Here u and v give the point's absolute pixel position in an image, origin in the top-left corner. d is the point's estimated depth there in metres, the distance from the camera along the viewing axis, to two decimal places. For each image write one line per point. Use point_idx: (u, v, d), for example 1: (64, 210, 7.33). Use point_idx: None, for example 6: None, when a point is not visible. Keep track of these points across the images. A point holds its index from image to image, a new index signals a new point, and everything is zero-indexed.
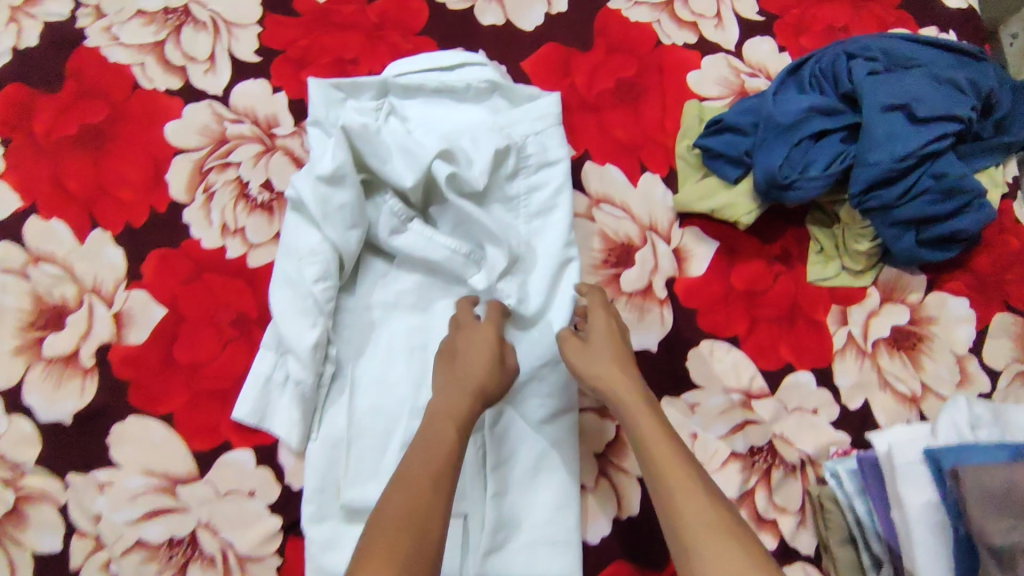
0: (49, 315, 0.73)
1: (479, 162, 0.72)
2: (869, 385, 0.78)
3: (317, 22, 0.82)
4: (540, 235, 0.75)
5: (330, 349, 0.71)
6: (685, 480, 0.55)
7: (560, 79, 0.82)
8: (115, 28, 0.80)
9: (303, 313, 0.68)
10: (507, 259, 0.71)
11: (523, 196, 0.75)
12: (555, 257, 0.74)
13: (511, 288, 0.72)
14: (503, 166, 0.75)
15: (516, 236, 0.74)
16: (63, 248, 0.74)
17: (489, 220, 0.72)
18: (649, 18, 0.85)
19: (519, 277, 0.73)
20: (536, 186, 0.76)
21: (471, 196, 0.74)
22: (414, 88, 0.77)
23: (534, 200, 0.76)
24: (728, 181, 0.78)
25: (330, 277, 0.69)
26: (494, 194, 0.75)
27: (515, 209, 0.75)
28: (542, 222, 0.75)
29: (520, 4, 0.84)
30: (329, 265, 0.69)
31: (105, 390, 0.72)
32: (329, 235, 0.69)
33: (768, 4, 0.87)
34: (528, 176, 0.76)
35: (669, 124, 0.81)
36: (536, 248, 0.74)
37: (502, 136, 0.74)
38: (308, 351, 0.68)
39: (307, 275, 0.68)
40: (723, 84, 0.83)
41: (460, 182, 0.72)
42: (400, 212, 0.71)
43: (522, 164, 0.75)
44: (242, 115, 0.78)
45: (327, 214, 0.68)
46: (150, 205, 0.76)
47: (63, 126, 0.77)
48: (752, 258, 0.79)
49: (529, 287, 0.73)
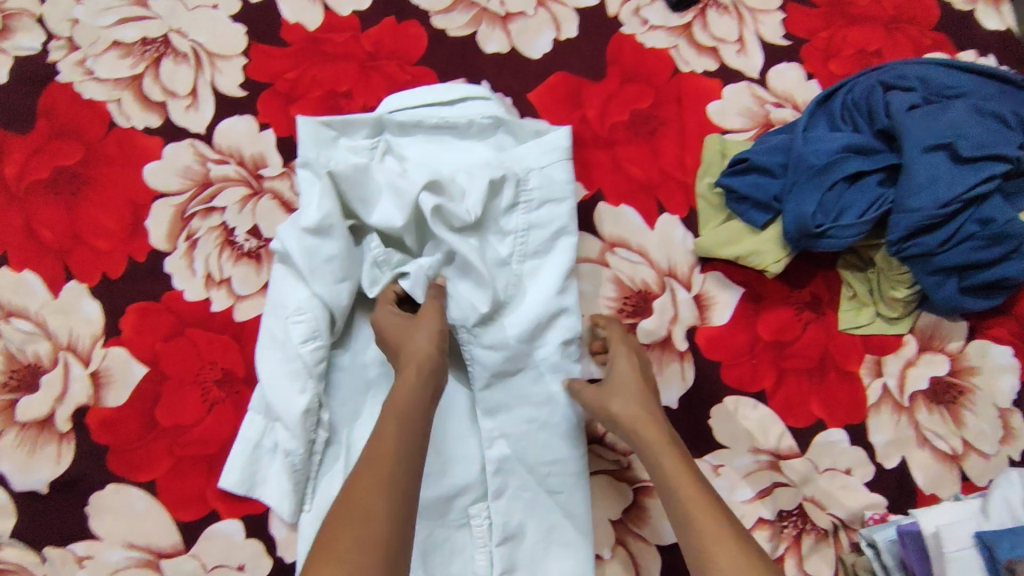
0: (20, 375, 0.67)
1: (474, 195, 0.66)
2: (906, 442, 0.72)
3: (307, 52, 0.76)
4: (530, 277, 0.68)
5: (322, 414, 0.64)
6: (718, 533, 0.50)
7: (571, 111, 0.77)
8: (89, 62, 0.74)
9: (291, 377, 0.63)
10: (488, 303, 0.64)
11: (521, 233, 0.68)
12: (548, 303, 0.66)
13: (488, 334, 0.65)
14: (500, 199, 0.68)
15: (500, 281, 0.66)
16: (36, 302, 0.69)
17: (470, 254, 0.64)
18: (667, 44, 0.79)
19: (500, 322, 0.66)
20: (538, 222, 0.68)
21: (461, 231, 0.66)
22: (412, 124, 0.71)
23: (531, 239, 0.68)
24: (755, 227, 0.72)
25: (320, 335, 0.63)
26: (489, 229, 0.68)
27: (508, 249, 0.68)
28: (536, 263, 0.68)
29: (526, 29, 0.78)
30: (318, 323, 0.63)
31: (81, 457, 0.66)
32: (318, 292, 0.63)
33: (794, 26, 0.82)
34: (528, 212, 0.68)
35: (689, 159, 0.76)
36: (523, 292, 0.67)
37: (497, 172, 0.67)
38: (297, 419, 0.62)
39: (295, 335, 0.63)
40: (746, 115, 0.78)
41: (448, 215, 0.65)
42: (384, 260, 0.65)
43: (522, 198, 0.68)
44: (228, 155, 0.73)
45: (312, 267, 0.63)
46: (129, 254, 0.70)
47: (36, 169, 0.71)
48: (779, 304, 0.73)
49: (509, 333, 0.65)
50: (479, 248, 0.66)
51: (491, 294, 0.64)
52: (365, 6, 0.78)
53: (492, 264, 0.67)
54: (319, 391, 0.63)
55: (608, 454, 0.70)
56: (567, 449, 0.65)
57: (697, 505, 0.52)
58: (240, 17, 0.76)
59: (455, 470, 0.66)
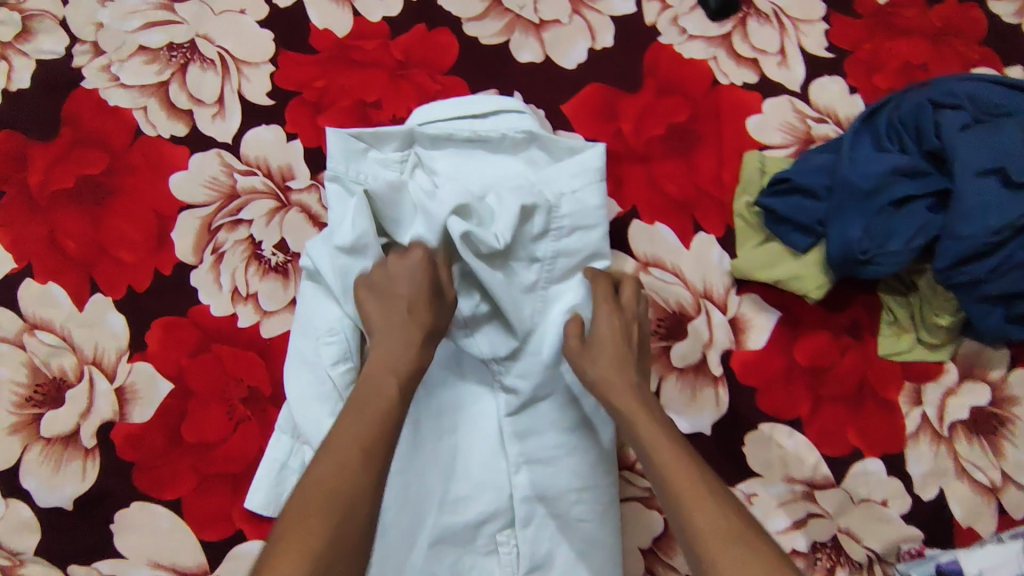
0: (46, 389, 0.67)
1: (503, 224, 0.62)
2: (944, 473, 0.70)
3: (336, 59, 0.74)
4: (556, 305, 0.66)
5: None
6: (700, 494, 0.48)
7: (606, 124, 0.74)
8: (114, 67, 0.72)
9: (320, 400, 0.61)
10: (516, 340, 0.64)
11: (549, 261, 0.66)
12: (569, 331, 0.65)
13: (518, 368, 0.65)
14: (527, 225, 0.65)
15: (526, 313, 0.65)
16: (61, 314, 0.68)
17: (496, 289, 0.62)
18: (706, 55, 0.77)
19: (525, 354, 0.65)
20: (568, 250, 0.66)
21: (492, 260, 0.64)
22: (444, 138, 0.68)
23: (559, 265, 0.66)
24: (794, 251, 0.70)
25: (350, 358, 0.62)
26: (515, 256, 0.65)
27: (536, 276, 0.66)
28: (561, 290, 0.66)
29: (561, 38, 0.76)
30: (350, 345, 0.62)
31: (107, 473, 0.66)
32: (349, 315, 0.62)
33: (837, 37, 0.79)
34: (558, 239, 0.66)
35: (727, 176, 0.74)
36: (549, 322, 0.66)
37: (520, 198, 0.64)
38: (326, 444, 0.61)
39: (327, 357, 0.61)
40: (787, 130, 0.75)
41: (476, 242, 0.61)
42: None
43: (553, 226, 0.65)
44: (255, 166, 0.71)
45: (348, 287, 0.61)
46: (154, 267, 0.69)
47: (61, 178, 0.70)
48: (817, 328, 0.72)
49: (532, 368, 0.64)
50: (507, 277, 0.64)
51: (518, 330, 0.63)
52: (394, 12, 0.75)
53: (519, 294, 0.65)
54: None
55: (639, 480, 0.69)
56: (599, 477, 0.65)
57: (683, 480, 0.49)
58: (267, 23, 0.74)
59: (484, 496, 0.64)
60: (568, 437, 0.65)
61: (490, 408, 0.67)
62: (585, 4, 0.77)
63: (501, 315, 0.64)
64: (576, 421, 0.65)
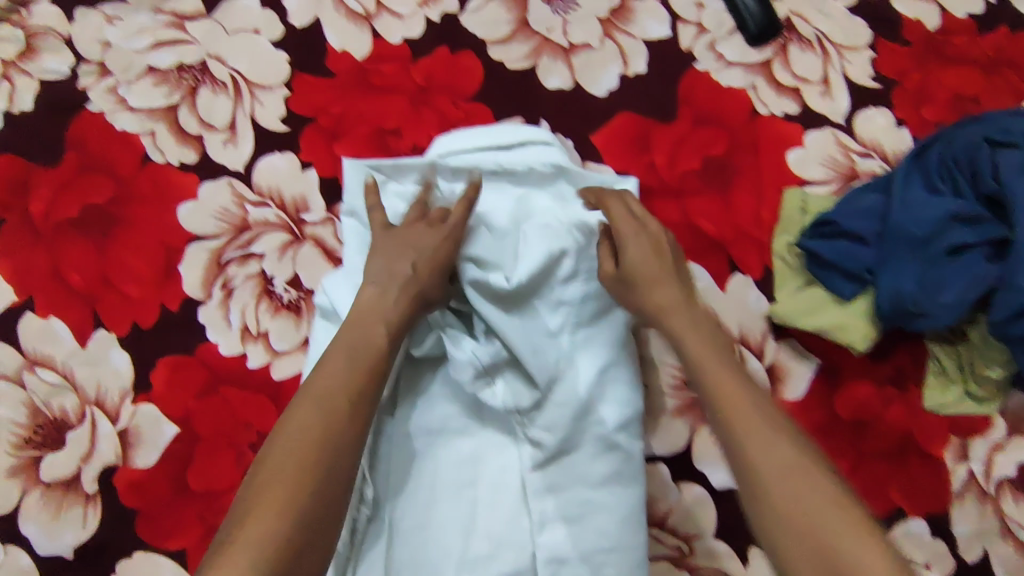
0: (46, 431, 0.63)
1: (523, 266, 0.60)
2: (989, 533, 0.67)
3: (354, 83, 0.70)
4: (582, 351, 0.62)
5: (365, 490, 0.62)
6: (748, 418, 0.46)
7: (638, 155, 0.70)
8: (122, 89, 0.69)
9: None
10: (540, 388, 0.60)
11: (577, 304, 0.62)
12: (596, 377, 0.61)
13: (541, 419, 0.61)
14: (554, 267, 0.61)
15: (552, 359, 0.60)
16: (62, 351, 0.65)
17: (510, 334, 0.59)
18: (745, 83, 0.72)
19: (550, 403, 0.60)
20: (597, 293, 0.62)
21: (519, 310, 0.61)
22: (468, 170, 0.63)
23: (587, 308, 0.62)
24: (840, 298, 0.66)
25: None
26: (538, 301, 0.61)
27: (563, 319, 0.62)
28: (590, 334, 0.62)
29: (592, 63, 0.72)
30: None
31: (109, 521, 0.62)
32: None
33: (885, 66, 0.74)
34: (587, 280, 0.62)
35: (766, 214, 0.70)
36: (576, 371, 0.61)
37: (542, 238, 0.60)
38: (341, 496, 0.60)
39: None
40: (830, 166, 0.71)
41: (488, 288, 0.59)
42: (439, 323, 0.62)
43: (582, 267, 0.61)
44: (267, 197, 0.67)
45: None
46: (161, 303, 0.66)
47: (64, 207, 0.67)
48: (859, 378, 0.68)
49: (558, 420, 0.60)
50: (529, 326, 0.60)
51: (541, 379, 0.59)
52: (416, 34, 0.71)
53: (541, 339, 0.60)
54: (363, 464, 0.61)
55: (668, 538, 0.65)
56: (627, 537, 0.60)
57: (738, 411, 0.47)
58: (283, 44, 0.71)
59: (505, 556, 0.60)
60: (593, 494, 0.61)
61: (512, 458, 0.63)
62: (617, 27, 0.72)
63: (520, 364, 0.60)
64: (604, 477, 0.61)
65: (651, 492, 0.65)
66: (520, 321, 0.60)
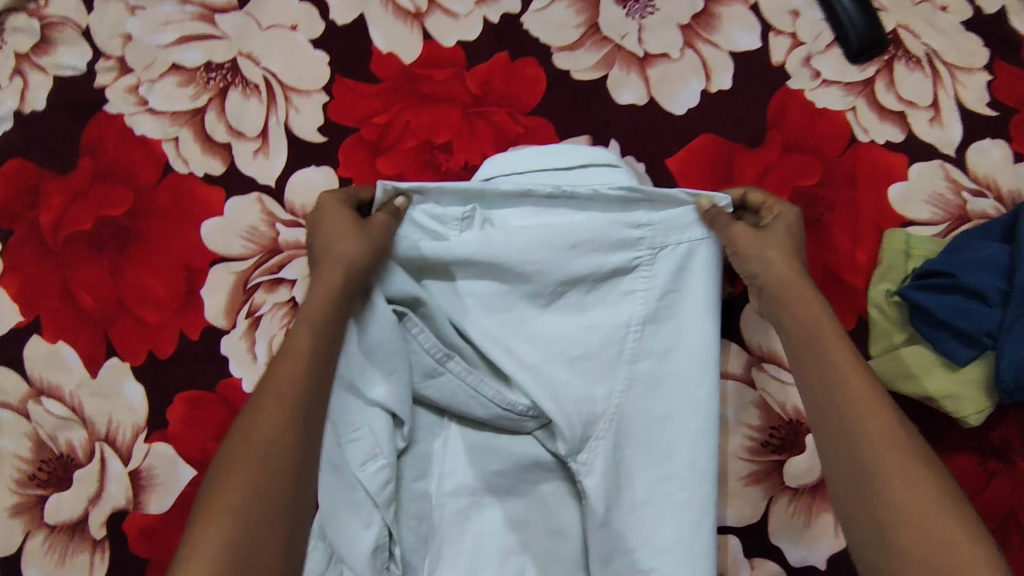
0: (51, 467, 0.57)
1: (550, 275, 0.51)
2: None
3: (401, 90, 0.62)
4: (645, 391, 0.52)
5: (394, 547, 0.51)
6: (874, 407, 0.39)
7: (719, 184, 0.62)
8: (143, 89, 0.62)
9: (353, 508, 0.49)
10: (581, 429, 0.52)
11: (636, 330, 0.52)
12: (646, 419, 0.52)
13: (591, 465, 0.52)
14: (601, 290, 0.53)
15: (598, 402, 0.52)
16: (71, 380, 0.58)
17: (524, 374, 0.52)
18: (843, 105, 0.63)
19: (606, 447, 0.52)
20: (658, 316, 0.52)
21: (551, 337, 0.53)
22: (519, 195, 0.50)
23: (647, 337, 0.52)
24: (953, 364, 0.56)
25: (382, 454, 0.50)
26: (573, 323, 0.53)
27: (619, 346, 0.52)
28: (651, 367, 0.52)
29: (669, 76, 0.63)
30: (380, 438, 0.50)
31: (117, 570, 0.56)
32: (375, 399, 0.50)
33: (1002, 91, 0.65)
34: (646, 303, 0.52)
35: (861, 256, 0.61)
36: (627, 418, 0.52)
37: (566, 252, 0.50)
38: (366, 561, 0.48)
39: (349, 458, 0.49)
40: (937, 203, 0.62)
41: (515, 306, 0.53)
42: (438, 356, 0.52)
43: (639, 287, 0.52)
44: (301, 217, 0.60)
45: (354, 370, 0.49)
46: (180, 330, 0.59)
47: (77, 218, 0.60)
48: (958, 448, 0.59)
49: (624, 469, 0.52)
50: (575, 345, 0.52)
51: (581, 417, 0.52)
52: (472, 37, 0.64)
53: (577, 372, 0.53)
54: (388, 521, 0.50)
55: None
56: None
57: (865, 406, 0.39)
58: (323, 43, 0.63)
59: None
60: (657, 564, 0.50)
61: (570, 514, 0.55)
62: (699, 35, 0.64)
63: (549, 420, 0.52)
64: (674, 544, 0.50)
65: (719, 568, 0.57)
66: (546, 348, 0.53)
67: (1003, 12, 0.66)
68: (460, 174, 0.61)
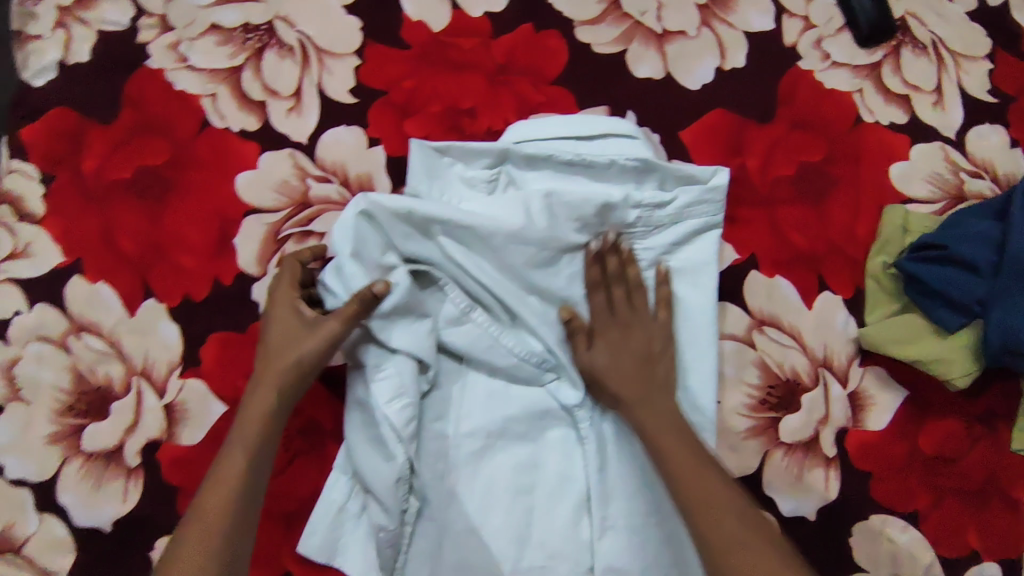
0: (89, 399, 0.61)
1: (563, 239, 0.55)
2: None
3: (429, 56, 0.65)
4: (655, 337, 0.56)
5: (413, 480, 0.55)
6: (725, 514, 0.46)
7: (729, 157, 0.65)
8: (183, 47, 0.65)
9: (376, 441, 0.53)
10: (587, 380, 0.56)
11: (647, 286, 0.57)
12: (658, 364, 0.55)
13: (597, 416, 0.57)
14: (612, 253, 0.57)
15: None
16: (110, 318, 0.62)
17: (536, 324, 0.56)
18: (851, 86, 0.67)
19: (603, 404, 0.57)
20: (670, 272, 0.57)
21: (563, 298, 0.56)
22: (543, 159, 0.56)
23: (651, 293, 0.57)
24: (942, 330, 0.60)
25: (407, 393, 0.53)
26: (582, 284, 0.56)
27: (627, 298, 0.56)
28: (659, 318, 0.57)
29: (685, 53, 0.66)
30: (405, 376, 0.53)
31: (150, 496, 0.60)
32: (398, 346, 0.53)
33: (1003, 79, 0.68)
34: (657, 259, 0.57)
35: (862, 230, 0.64)
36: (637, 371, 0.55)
37: (584, 215, 0.55)
38: (388, 489, 0.53)
39: (377, 394, 0.53)
40: (935, 183, 0.65)
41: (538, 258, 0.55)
42: (463, 312, 0.56)
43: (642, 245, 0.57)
44: (331, 173, 0.64)
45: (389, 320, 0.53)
46: (214, 275, 0.62)
47: (117, 166, 0.63)
48: (944, 414, 0.62)
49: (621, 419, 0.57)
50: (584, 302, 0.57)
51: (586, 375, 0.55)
52: (498, 8, 0.67)
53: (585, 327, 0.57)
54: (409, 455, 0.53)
55: None
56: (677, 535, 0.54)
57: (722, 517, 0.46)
58: (355, 9, 0.66)
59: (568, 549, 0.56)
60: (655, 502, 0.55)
61: (575, 461, 0.57)
62: (715, 15, 0.67)
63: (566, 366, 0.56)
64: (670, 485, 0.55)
65: None
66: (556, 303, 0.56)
67: (1007, 5, 0.69)
68: (483, 139, 0.64)
